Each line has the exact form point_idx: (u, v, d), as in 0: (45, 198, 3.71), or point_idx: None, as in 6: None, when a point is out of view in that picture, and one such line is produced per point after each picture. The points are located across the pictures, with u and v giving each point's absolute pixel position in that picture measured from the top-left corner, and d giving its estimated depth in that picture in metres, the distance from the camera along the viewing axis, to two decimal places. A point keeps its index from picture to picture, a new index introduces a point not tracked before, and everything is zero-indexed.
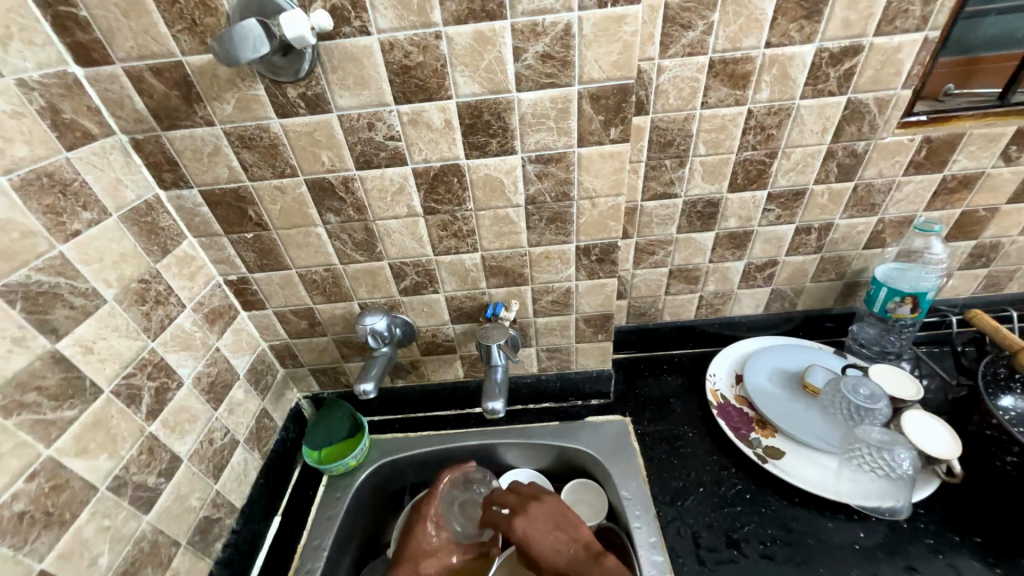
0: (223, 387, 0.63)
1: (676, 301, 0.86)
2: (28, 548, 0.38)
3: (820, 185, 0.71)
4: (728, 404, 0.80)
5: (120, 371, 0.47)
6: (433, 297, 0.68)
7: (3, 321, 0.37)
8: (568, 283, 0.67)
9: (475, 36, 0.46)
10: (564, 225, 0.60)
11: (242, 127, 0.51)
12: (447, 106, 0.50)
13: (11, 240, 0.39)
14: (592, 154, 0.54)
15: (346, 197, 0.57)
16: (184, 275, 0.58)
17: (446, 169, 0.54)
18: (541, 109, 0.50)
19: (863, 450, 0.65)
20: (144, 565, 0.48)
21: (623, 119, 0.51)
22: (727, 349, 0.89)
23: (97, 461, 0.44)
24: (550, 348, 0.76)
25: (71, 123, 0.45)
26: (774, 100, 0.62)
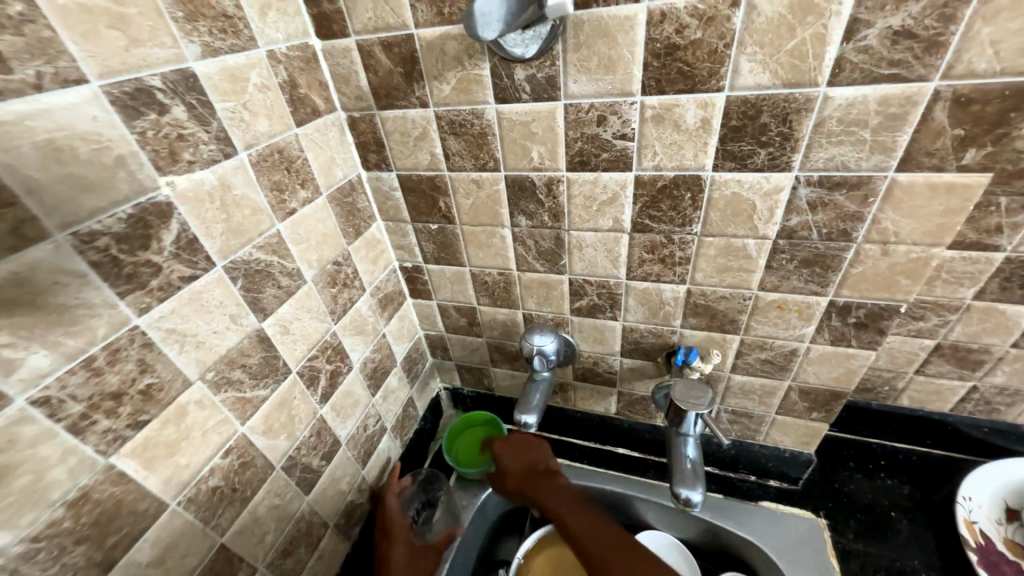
0: (382, 374, 0.61)
1: (929, 385, 0.62)
2: (214, 522, 0.38)
3: None
4: (993, 548, 0.57)
5: (307, 353, 0.47)
6: (609, 324, 0.58)
7: (226, 298, 0.37)
8: (798, 343, 0.50)
9: (793, 3, 0.32)
10: (824, 272, 0.44)
11: (456, 111, 0.45)
12: (713, 102, 0.37)
13: (242, 216, 0.38)
14: (918, 184, 0.36)
15: (545, 200, 0.48)
16: (369, 259, 0.56)
17: (681, 181, 0.42)
18: (857, 112, 0.34)
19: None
20: (299, 544, 0.49)
21: (1000, 137, 0.33)
22: (988, 466, 0.63)
23: (277, 441, 0.44)
24: (737, 411, 0.61)
25: (304, 98, 0.44)
26: None
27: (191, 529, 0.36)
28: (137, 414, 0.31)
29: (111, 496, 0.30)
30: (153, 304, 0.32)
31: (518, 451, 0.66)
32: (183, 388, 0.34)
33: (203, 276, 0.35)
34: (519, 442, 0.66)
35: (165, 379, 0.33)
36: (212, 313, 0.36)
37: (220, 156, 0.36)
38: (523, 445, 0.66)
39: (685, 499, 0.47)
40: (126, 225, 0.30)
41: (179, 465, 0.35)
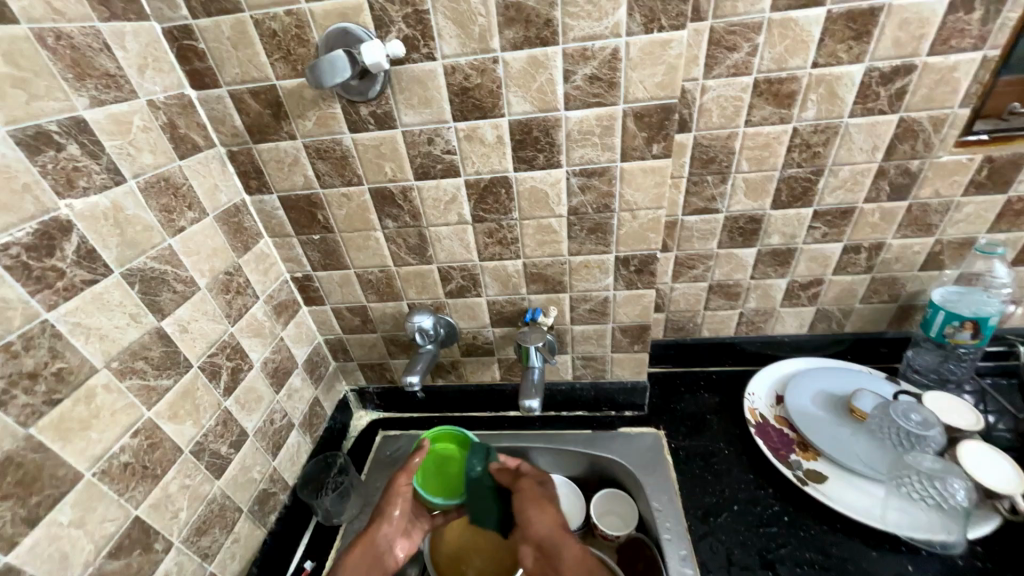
0: (285, 373, 0.69)
1: (715, 317, 0.86)
2: (128, 495, 0.44)
3: (871, 204, 0.70)
4: (767, 423, 0.79)
5: (206, 350, 0.54)
6: (475, 300, 0.72)
7: (125, 299, 0.45)
8: (606, 292, 0.69)
9: (529, 61, 0.50)
10: (604, 235, 0.63)
11: (319, 141, 0.57)
12: (500, 123, 0.54)
13: (135, 231, 0.46)
14: (635, 169, 0.57)
15: (403, 205, 0.62)
16: (260, 271, 0.65)
17: (495, 180, 0.59)
18: (586, 126, 0.54)
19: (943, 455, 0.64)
20: (213, 525, 0.54)
21: (666, 136, 0.54)
22: (764, 369, 0.87)
23: (184, 426, 0.51)
24: (585, 356, 0.78)
25: (184, 136, 0.53)
26: (821, 118, 0.62)
27: (106, 499, 0.42)
28: (51, 393, 0.38)
29: (31, 461, 0.36)
30: (60, 301, 0.39)
31: (535, 504, 0.68)
32: (91, 373, 0.41)
33: (102, 280, 0.43)
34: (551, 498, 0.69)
35: (74, 364, 0.40)
36: (113, 312, 0.43)
37: (111, 183, 0.44)
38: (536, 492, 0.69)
39: (525, 405, 0.62)
40: (32, 237, 0.37)
41: (92, 439, 0.41)
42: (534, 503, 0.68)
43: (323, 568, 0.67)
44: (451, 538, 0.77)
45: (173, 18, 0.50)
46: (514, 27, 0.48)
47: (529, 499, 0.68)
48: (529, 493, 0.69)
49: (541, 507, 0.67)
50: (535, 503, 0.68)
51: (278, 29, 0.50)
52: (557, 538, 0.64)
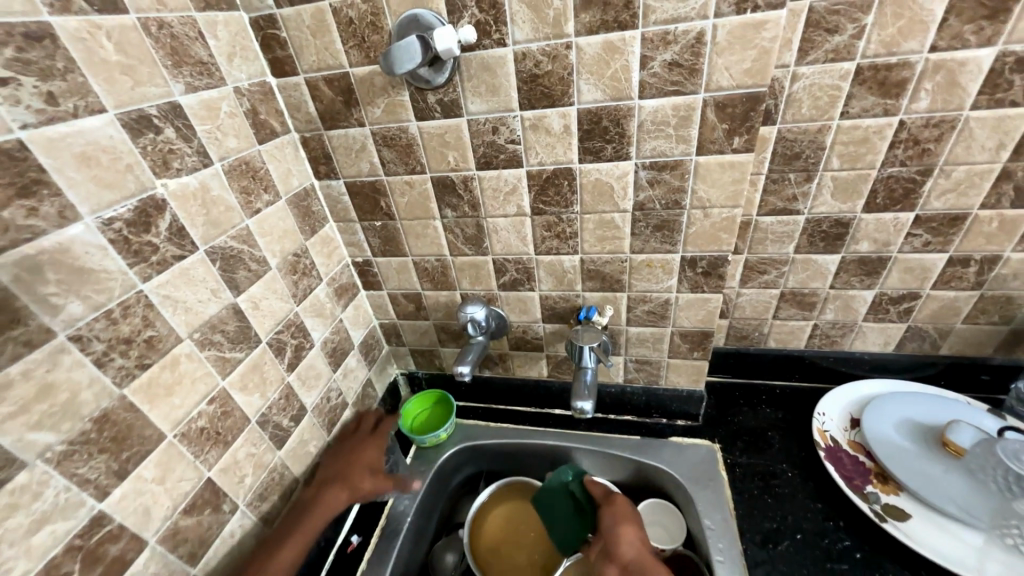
0: (342, 353, 0.71)
1: (785, 327, 0.79)
2: (203, 458, 0.47)
3: (988, 211, 0.61)
4: (840, 448, 0.72)
5: (274, 327, 0.57)
6: (528, 294, 0.71)
7: (208, 275, 0.48)
8: (667, 294, 0.65)
9: (604, 46, 0.47)
10: (671, 234, 0.59)
11: (386, 129, 0.58)
12: (568, 113, 0.52)
13: (218, 211, 0.49)
14: (711, 163, 0.53)
15: (463, 194, 0.62)
16: (324, 254, 0.67)
17: (559, 172, 0.57)
18: (661, 116, 0.50)
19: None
20: (273, 492, 0.57)
21: (750, 128, 0.49)
22: (838, 388, 0.79)
23: (252, 398, 0.54)
24: (639, 359, 0.75)
25: (264, 122, 0.56)
26: (935, 111, 0.55)
27: (184, 460, 0.45)
28: (143, 358, 0.41)
29: (124, 419, 0.40)
30: (153, 274, 0.42)
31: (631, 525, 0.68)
32: (176, 342, 0.44)
33: (189, 256, 0.46)
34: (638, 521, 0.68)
35: (163, 333, 0.43)
36: (197, 286, 0.46)
37: (200, 165, 0.47)
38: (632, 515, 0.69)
39: (578, 407, 0.60)
40: (132, 214, 0.40)
41: (175, 404, 0.44)
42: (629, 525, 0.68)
43: (369, 544, 0.70)
44: (490, 522, 0.80)
45: (259, 7, 0.52)
46: (590, 10, 0.46)
47: (623, 516, 0.69)
48: (622, 510, 0.70)
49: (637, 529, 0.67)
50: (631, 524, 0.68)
51: (355, 16, 0.51)
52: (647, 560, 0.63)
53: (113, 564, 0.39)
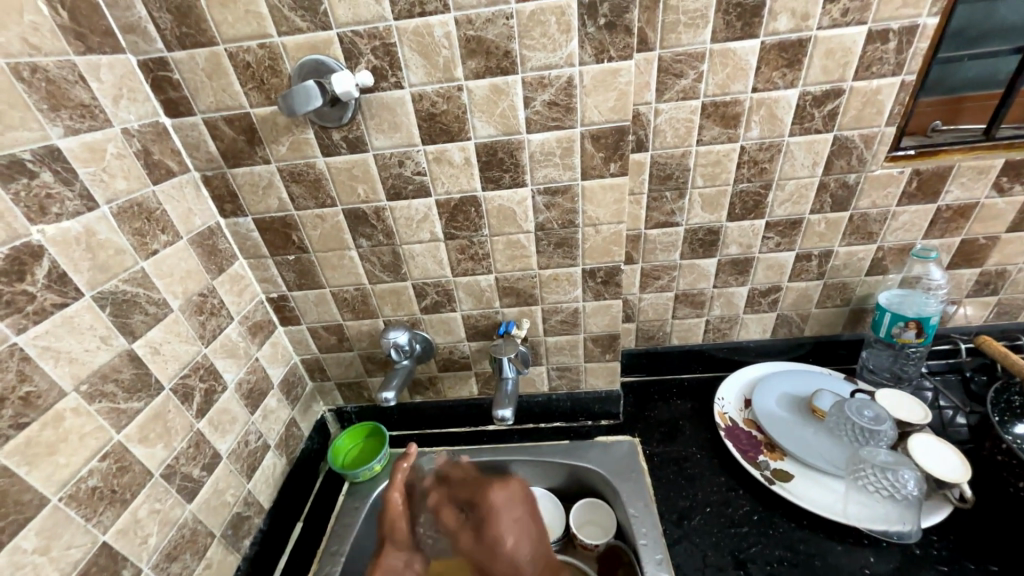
0: (260, 394, 0.69)
1: (683, 325, 0.89)
2: (95, 520, 0.44)
3: (816, 215, 0.76)
4: (736, 427, 0.82)
5: (179, 372, 0.54)
6: (450, 315, 0.74)
7: (96, 322, 0.45)
8: (576, 303, 0.72)
9: (491, 89, 0.54)
10: (571, 249, 0.66)
11: (293, 165, 0.59)
12: (467, 146, 0.58)
13: (107, 255, 0.47)
14: (595, 186, 0.60)
15: (377, 224, 0.64)
16: (234, 292, 0.66)
17: (465, 199, 0.62)
18: (548, 147, 0.58)
19: (994, 451, 0.64)
20: (184, 550, 0.54)
21: (621, 156, 0.58)
22: (732, 375, 0.91)
23: (154, 449, 0.51)
24: (559, 367, 0.80)
25: (158, 162, 0.55)
26: (764, 138, 0.68)
27: (73, 524, 0.42)
28: (19, 417, 0.39)
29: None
30: (29, 325, 0.40)
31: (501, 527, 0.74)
32: (59, 396, 0.42)
33: (73, 303, 0.44)
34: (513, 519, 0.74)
35: (42, 388, 0.40)
36: (83, 335, 0.44)
37: (83, 209, 0.45)
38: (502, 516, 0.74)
39: (499, 415, 0.63)
40: (3, 262, 0.38)
41: (58, 463, 0.41)
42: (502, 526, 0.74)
43: None
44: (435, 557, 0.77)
45: (149, 51, 0.52)
46: (475, 58, 0.52)
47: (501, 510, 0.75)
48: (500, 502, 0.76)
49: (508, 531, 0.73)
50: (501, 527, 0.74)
51: (252, 61, 0.53)
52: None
53: None
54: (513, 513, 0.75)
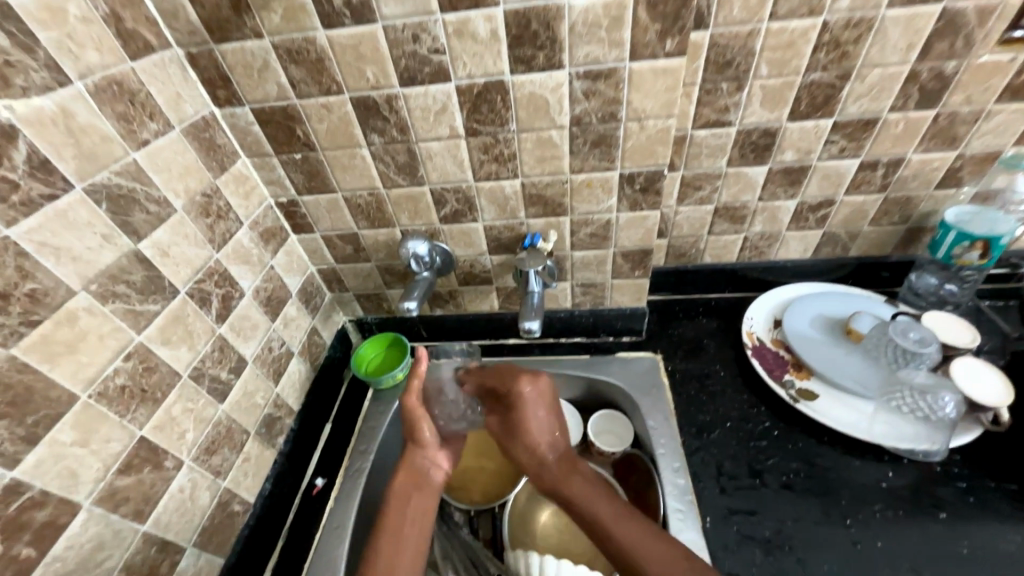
0: (278, 302, 0.67)
1: (719, 242, 0.83)
2: (130, 416, 0.45)
3: (896, 114, 0.65)
4: (764, 346, 0.79)
5: (192, 276, 0.52)
6: (472, 225, 0.69)
7: (93, 218, 0.42)
8: (609, 214, 0.66)
9: None
10: (609, 150, 0.58)
11: (290, 40, 0.51)
12: (494, 14, 0.48)
13: (93, 142, 0.42)
14: (645, 70, 0.51)
15: (389, 116, 0.57)
16: (240, 194, 0.61)
17: (490, 86, 0.53)
18: (592, 16, 0.48)
19: None
20: (221, 445, 0.56)
21: (681, 29, 0.48)
22: (765, 295, 0.86)
23: (178, 352, 0.50)
24: (585, 283, 0.77)
25: (133, 32, 0.46)
26: (855, 10, 0.56)
27: (107, 420, 0.42)
28: (28, 314, 0.37)
29: (20, 381, 0.36)
30: (19, 217, 0.36)
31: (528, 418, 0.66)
32: (68, 296, 0.39)
33: (64, 196, 0.39)
34: (537, 417, 0.66)
35: (48, 285, 0.38)
36: (82, 231, 0.41)
37: (54, 84, 0.39)
38: (528, 411, 0.66)
39: (525, 327, 0.61)
40: None
41: (82, 362, 0.40)
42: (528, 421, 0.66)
43: (333, 485, 0.71)
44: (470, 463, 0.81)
45: None
46: None
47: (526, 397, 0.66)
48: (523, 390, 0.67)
49: (536, 428, 0.66)
50: (527, 422, 0.66)
51: None
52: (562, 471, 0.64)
53: (43, 529, 0.37)
54: (536, 406, 0.67)
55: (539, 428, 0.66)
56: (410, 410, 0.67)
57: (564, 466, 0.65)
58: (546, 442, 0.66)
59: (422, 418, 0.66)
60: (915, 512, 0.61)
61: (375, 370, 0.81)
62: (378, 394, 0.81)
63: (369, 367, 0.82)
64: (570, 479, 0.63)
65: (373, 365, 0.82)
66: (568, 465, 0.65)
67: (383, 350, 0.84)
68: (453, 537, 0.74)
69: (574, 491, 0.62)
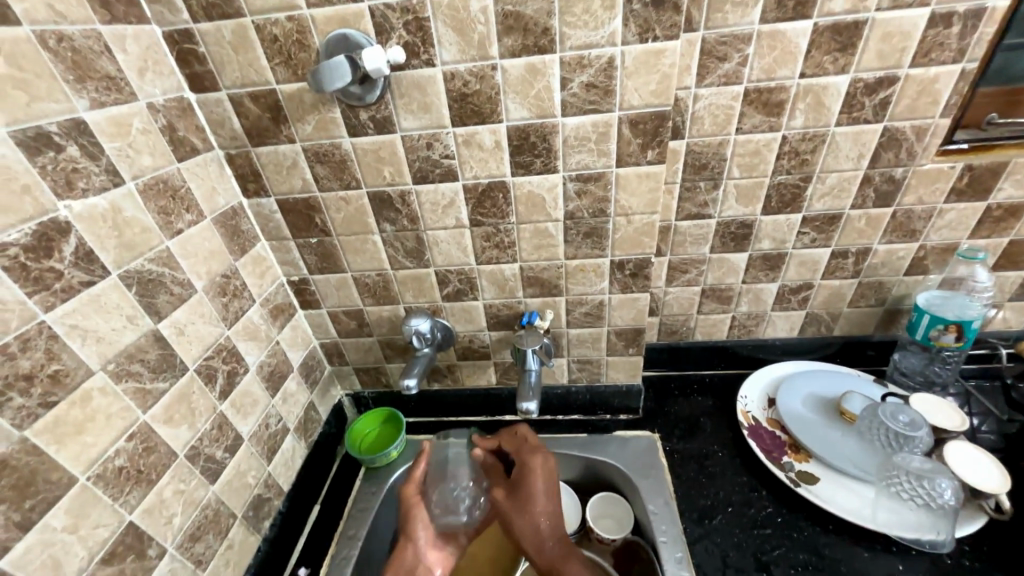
0: (280, 377, 0.68)
1: (708, 321, 0.87)
2: (123, 500, 0.44)
3: (857, 210, 0.72)
4: (760, 426, 0.80)
5: (203, 354, 0.54)
6: (472, 304, 0.72)
7: (122, 301, 0.45)
8: (602, 296, 0.70)
9: (527, 68, 0.52)
10: (600, 239, 0.64)
11: (318, 145, 0.58)
12: (498, 129, 0.55)
13: (134, 233, 0.46)
14: (630, 174, 0.58)
15: (401, 208, 0.63)
16: (256, 274, 0.65)
17: (493, 185, 0.60)
18: (583, 132, 0.55)
19: None
20: (208, 530, 0.54)
21: (660, 143, 0.55)
22: (757, 373, 0.88)
23: (179, 430, 0.50)
24: (580, 360, 0.79)
25: (183, 139, 0.53)
26: (809, 127, 0.65)
27: (100, 503, 0.42)
28: (47, 395, 0.38)
29: (26, 464, 0.36)
30: (57, 303, 0.39)
31: (535, 494, 0.65)
32: (86, 375, 0.41)
33: (100, 282, 0.43)
34: (543, 490, 0.66)
35: (70, 366, 0.40)
36: (110, 314, 0.44)
37: (110, 185, 0.44)
38: (534, 486, 0.66)
39: (523, 408, 0.62)
40: (31, 238, 0.37)
41: (87, 442, 0.41)
42: (534, 494, 0.65)
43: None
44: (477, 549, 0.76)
45: (174, 21, 0.50)
46: (512, 35, 0.50)
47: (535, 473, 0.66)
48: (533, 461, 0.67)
49: (539, 502, 0.65)
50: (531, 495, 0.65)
51: (280, 34, 0.51)
52: (559, 557, 0.62)
53: None
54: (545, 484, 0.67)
55: (540, 508, 0.65)
56: (406, 499, 0.69)
57: (563, 550, 0.63)
58: (545, 522, 0.65)
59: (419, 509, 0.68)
60: None
61: (369, 449, 0.80)
62: (370, 473, 0.79)
63: (363, 445, 0.81)
64: (563, 560, 0.62)
65: (368, 443, 0.81)
66: (565, 549, 0.63)
67: (378, 426, 0.83)
68: None
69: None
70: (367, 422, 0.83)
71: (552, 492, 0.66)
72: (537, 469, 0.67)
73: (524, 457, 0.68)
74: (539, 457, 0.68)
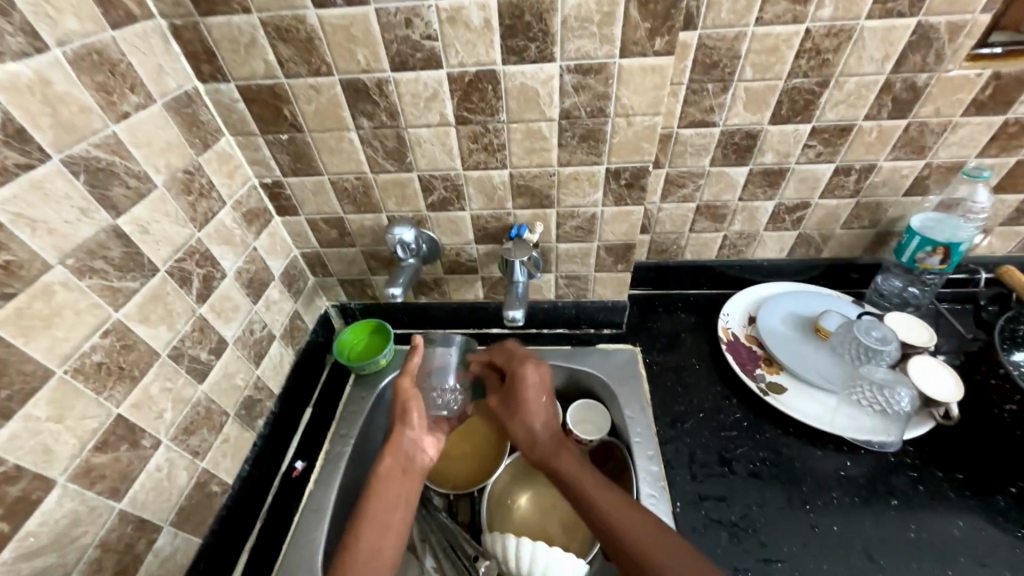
0: (261, 284, 0.66)
1: (699, 239, 0.86)
2: (107, 394, 0.44)
3: (870, 122, 0.68)
4: (738, 341, 0.82)
5: (173, 255, 0.51)
6: (459, 214, 0.69)
7: (71, 190, 0.41)
8: (594, 208, 0.67)
9: None
10: (596, 144, 0.59)
11: (279, 17, 0.50)
12: (488, 3, 0.48)
13: (71, 113, 0.41)
14: (634, 67, 0.52)
15: (379, 100, 0.56)
16: (223, 173, 0.60)
17: (482, 75, 0.53)
18: (585, 11, 0.48)
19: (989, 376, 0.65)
20: (201, 426, 0.55)
21: (670, 28, 0.49)
22: (741, 292, 0.89)
23: (158, 330, 0.49)
24: (568, 275, 0.78)
25: (114, 0, 0.45)
26: (836, 19, 0.58)
27: (83, 396, 0.42)
28: (2, 286, 0.36)
29: None
30: None
31: (531, 402, 0.70)
32: (44, 269, 0.39)
33: (40, 166, 0.38)
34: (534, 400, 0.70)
35: (23, 258, 0.37)
36: (59, 204, 0.40)
37: (31, 50, 0.38)
38: (529, 397, 0.70)
39: (510, 316, 0.62)
40: None
41: (58, 337, 0.40)
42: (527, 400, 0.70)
43: (314, 467, 0.71)
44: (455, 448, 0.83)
45: None
46: None
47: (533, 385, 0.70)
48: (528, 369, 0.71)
49: (532, 407, 0.69)
50: (525, 402, 0.70)
51: None
52: (552, 451, 0.67)
53: (16, 504, 0.37)
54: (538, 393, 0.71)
55: (536, 410, 0.70)
56: (403, 392, 0.69)
57: (555, 443, 0.68)
58: (538, 422, 0.70)
59: (414, 401, 0.68)
60: (870, 499, 0.65)
61: (357, 357, 0.81)
62: (360, 379, 0.81)
63: (351, 353, 0.82)
64: (556, 451, 0.67)
65: (355, 351, 0.82)
66: (556, 446, 0.67)
67: (365, 336, 0.84)
68: (431, 518, 0.75)
69: (562, 467, 0.65)
70: (354, 332, 0.83)
71: (546, 398, 0.71)
72: (536, 375, 0.70)
73: (516, 369, 0.72)
74: (532, 370, 0.71)
